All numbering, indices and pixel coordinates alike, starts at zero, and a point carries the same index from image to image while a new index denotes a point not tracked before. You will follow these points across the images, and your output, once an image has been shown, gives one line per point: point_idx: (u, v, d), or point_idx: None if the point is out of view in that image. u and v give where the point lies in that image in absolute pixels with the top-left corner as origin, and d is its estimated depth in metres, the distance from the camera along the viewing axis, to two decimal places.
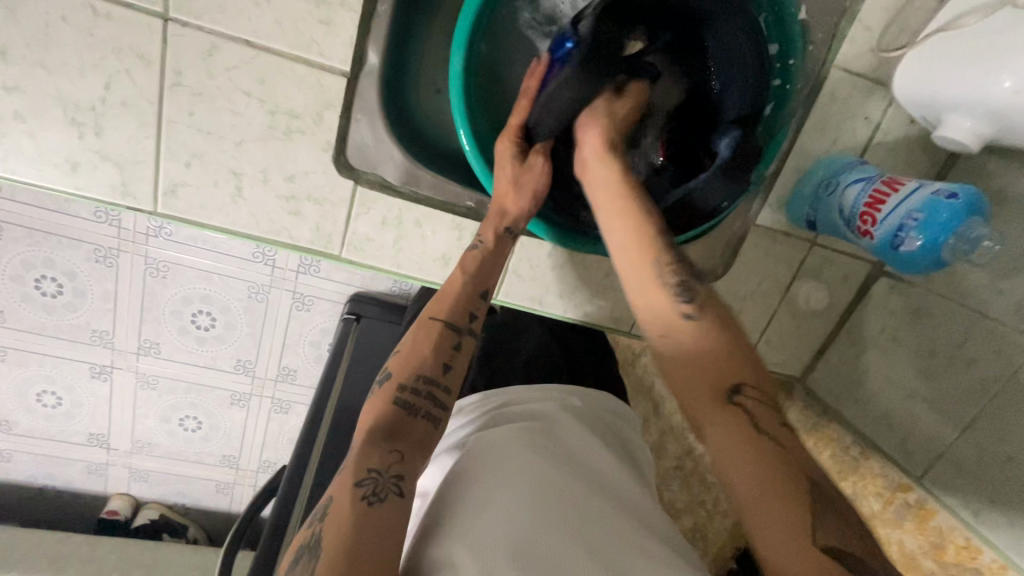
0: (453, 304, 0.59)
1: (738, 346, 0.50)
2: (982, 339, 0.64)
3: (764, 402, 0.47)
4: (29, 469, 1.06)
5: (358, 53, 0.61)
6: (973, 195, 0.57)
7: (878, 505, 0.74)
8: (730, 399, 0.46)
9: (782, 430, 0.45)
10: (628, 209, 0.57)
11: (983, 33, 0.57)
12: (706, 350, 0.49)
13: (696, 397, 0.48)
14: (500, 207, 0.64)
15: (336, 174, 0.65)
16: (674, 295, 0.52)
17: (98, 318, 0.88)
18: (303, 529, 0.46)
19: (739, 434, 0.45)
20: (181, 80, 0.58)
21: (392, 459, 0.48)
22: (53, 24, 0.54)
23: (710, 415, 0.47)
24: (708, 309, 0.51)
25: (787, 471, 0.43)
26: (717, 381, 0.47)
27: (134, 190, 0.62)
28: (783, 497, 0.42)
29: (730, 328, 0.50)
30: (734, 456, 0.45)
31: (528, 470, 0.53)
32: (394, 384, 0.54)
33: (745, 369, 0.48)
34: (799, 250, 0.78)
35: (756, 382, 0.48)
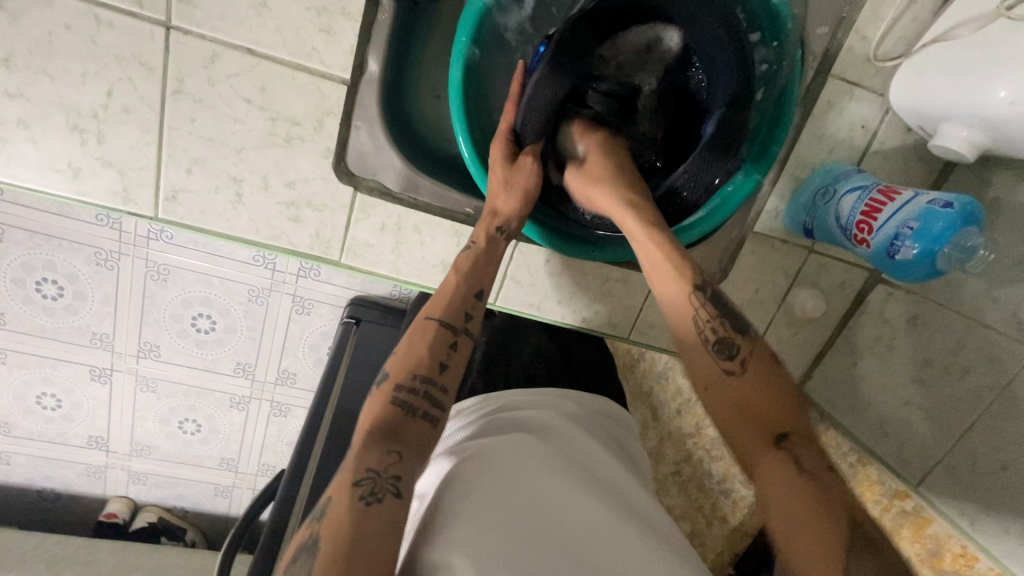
0: (449, 304, 0.60)
1: (787, 398, 0.51)
2: (977, 348, 0.64)
3: (809, 449, 0.48)
4: (28, 471, 1.06)
5: (359, 61, 0.61)
6: (969, 205, 0.57)
7: (876, 512, 0.74)
8: (777, 443, 0.48)
9: (827, 478, 0.47)
10: (665, 253, 0.56)
11: (977, 45, 0.58)
12: (753, 397, 0.50)
13: (745, 443, 0.50)
14: (491, 207, 0.64)
15: (336, 180, 0.65)
16: (714, 351, 0.52)
17: (99, 321, 0.88)
18: (301, 529, 0.46)
19: (789, 481, 0.46)
20: (183, 87, 0.59)
21: (390, 459, 0.48)
22: (57, 32, 0.55)
23: (756, 460, 0.49)
24: (752, 361, 0.52)
25: (834, 521, 0.44)
26: (763, 427, 0.49)
27: (135, 196, 0.62)
28: (825, 536, 0.43)
29: (775, 379, 0.52)
30: (786, 507, 0.45)
31: (529, 477, 0.54)
32: (391, 384, 0.54)
33: (792, 416, 0.50)
34: (796, 257, 0.78)
35: (801, 430, 0.49)
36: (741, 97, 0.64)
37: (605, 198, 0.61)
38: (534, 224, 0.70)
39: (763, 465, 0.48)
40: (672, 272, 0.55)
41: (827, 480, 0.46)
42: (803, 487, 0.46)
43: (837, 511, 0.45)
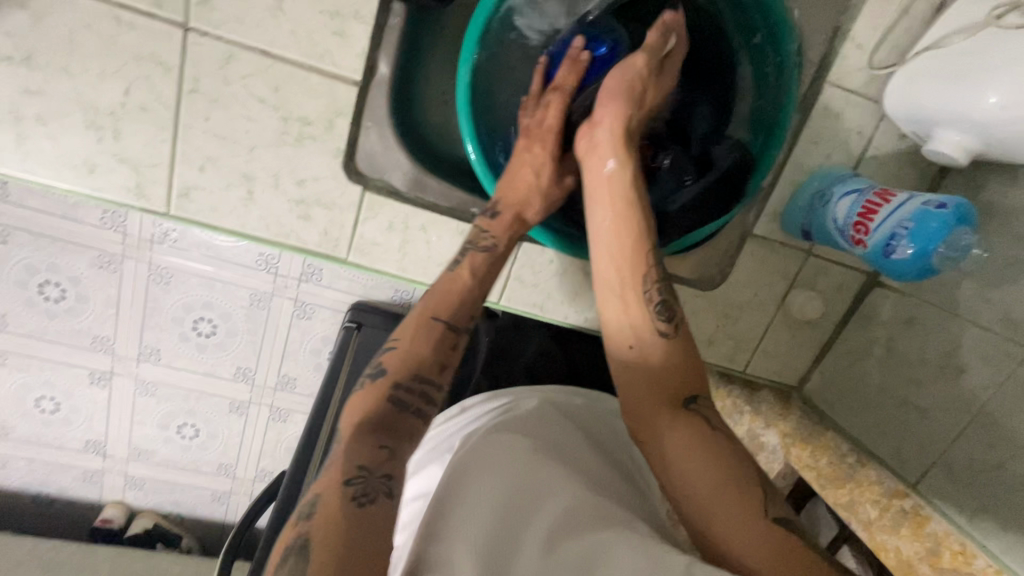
0: (456, 305, 0.60)
1: (692, 368, 0.56)
2: (971, 348, 0.65)
3: (709, 406, 0.56)
4: (25, 475, 1.06)
5: (370, 63, 0.63)
6: (962, 206, 0.59)
7: (874, 512, 0.71)
8: (685, 405, 0.54)
9: (721, 433, 0.54)
10: (634, 211, 0.59)
11: (967, 53, 0.60)
12: (671, 364, 0.55)
13: (653, 412, 0.54)
14: (520, 213, 0.65)
15: (344, 180, 0.67)
16: (655, 313, 0.57)
17: (101, 322, 0.89)
18: (287, 528, 0.46)
19: (697, 442, 0.52)
20: (198, 87, 0.60)
21: (382, 457, 0.49)
22: (77, 33, 0.56)
23: (670, 426, 0.53)
24: (676, 332, 0.57)
25: (741, 475, 0.51)
26: (672, 393, 0.55)
27: (148, 193, 0.64)
28: (741, 490, 0.50)
29: (685, 349, 0.57)
30: (699, 476, 0.51)
31: (494, 463, 0.54)
32: (387, 382, 0.54)
33: (698, 381, 0.56)
34: (794, 259, 0.79)
35: (704, 391, 0.56)
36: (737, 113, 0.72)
37: (609, 125, 0.61)
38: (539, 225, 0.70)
39: (675, 435, 0.53)
40: (637, 230, 0.58)
41: (725, 434, 0.54)
42: (714, 447, 0.52)
43: (742, 461, 0.52)
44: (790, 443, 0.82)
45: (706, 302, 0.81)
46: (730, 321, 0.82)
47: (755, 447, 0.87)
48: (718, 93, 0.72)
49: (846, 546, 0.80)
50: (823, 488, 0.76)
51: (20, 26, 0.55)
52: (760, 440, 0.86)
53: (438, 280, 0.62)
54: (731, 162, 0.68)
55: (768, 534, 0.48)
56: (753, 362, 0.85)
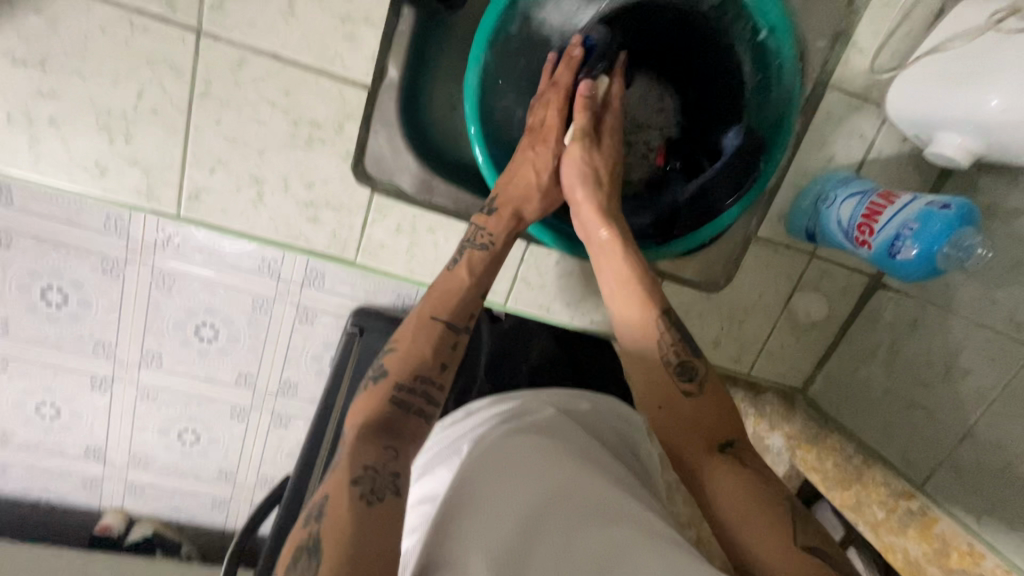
0: (453, 303, 0.61)
1: (726, 408, 0.60)
2: (976, 348, 0.66)
3: (749, 448, 0.58)
4: (25, 482, 1.05)
5: (379, 67, 0.64)
6: (965, 206, 0.60)
7: (882, 513, 0.72)
8: (722, 450, 0.57)
9: (765, 475, 0.56)
10: (630, 284, 0.64)
11: (968, 57, 0.61)
12: (700, 412, 0.59)
13: (690, 451, 0.58)
14: (519, 214, 0.67)
15: (353, 182, 0.67)
16: (676, 375, 0.61)
17: (104, 328, 0.89)
18: (297, 531, 0.46)
19: (735, 480, 0.55)
20: (210, 90, 0.61)
21: (388, 455, 0.49)
22: (91, 36, 0.57)
23: (707, 464, 0.57)
24: (704, 380, 0.60)
25: (785, 515, 0.52)
26: (707, 439, 0.58)
27: (158, 195, 0.64)
28: (776, 516, 0.52)
29: (716, 398, 0.60)
30: (732, 505, 0.53)
31: (523, 464, 0.55)
32: (390, 383, 0.55)
33: (733, 427, 0.59)
34: (798, 261, 0.80)
35: (742, 436, 0.59)
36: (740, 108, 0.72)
37: (587, 203, 0.67)
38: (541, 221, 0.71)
39: (714, 474, 0.55)
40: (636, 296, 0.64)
41: (764, 473, 0.56)
42: (757, 487, 0.54)
43: (783, 503, 0.53)
44: (795, 445, 0.83)
45: (710, 305, 0.81)
46: (735, 324, 0.82)
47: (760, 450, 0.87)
48: (728, 95, 0.72)
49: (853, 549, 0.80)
50: (829, 491, 0.78)
51: (34, 29, 0.56)
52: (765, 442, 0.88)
53: (437, 279, 0.64)
54: (739, 142, 0.71)
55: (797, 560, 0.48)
56: (757, 364, 0.85)
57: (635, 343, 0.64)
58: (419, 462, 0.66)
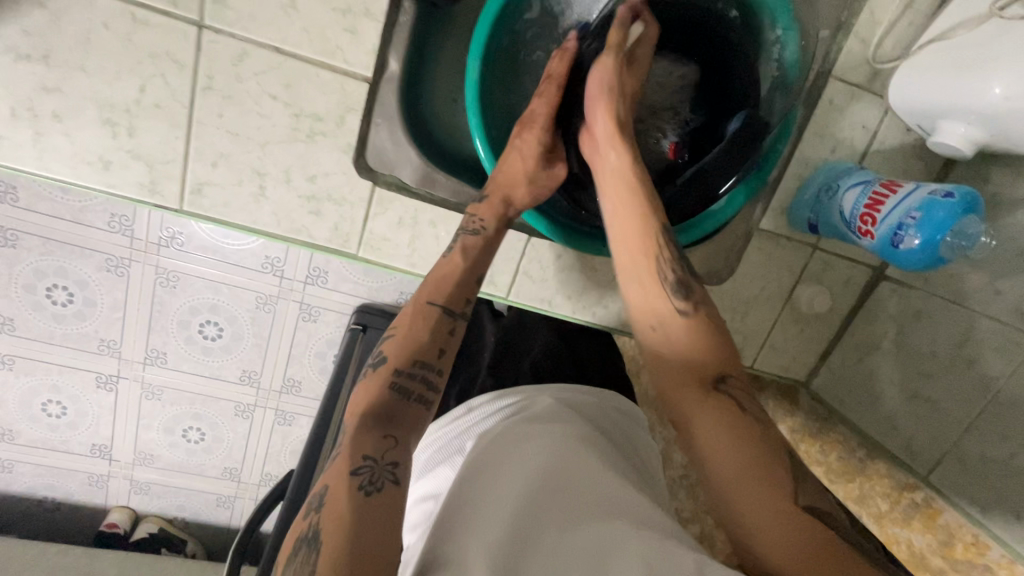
0: (450, 288, 0.60)
1: (721, 342, 0.56)
2: (981, 339, 0.66)
3: (742, 385, 0.55)
4: (30, 480, 1.06)
5: (380, 60, 0.64)
6: (969, 194, 0.60)
7: (886, 505, 0.74)
8: (715, 388, 0.53)
9: (756, 414, 0.53)
10: (631, 199, 0.60)
11: (972, 44, 0.61)
12: (694, 337, 0.56)
13: (683, 390, 0.55)
14: (507, 198, 0.65)
15: (355, 175, 0.67)
16: (671, 290, 0.57)
17: (107, 327, 0.90)
18: (299, 519, 0.47)
19: (723, 422, 0.52)
20: (212, 84, 0.61)
21: (387, 445, 0.49)
22: (94, 31, 0.57)
23: (697, 402, 0.54)
24: (703, 306, 0.57)
25: (770, 462, 0.51)
26: (702, 374, 0.54)
27: (161, 189, 0.64)
28: (763, 463, 0.51)
29: (712, 331, 0.56)
30: (724, 451, 0.51)
31: (515, 464, 0.55)
32: (389, 368, 0.54)
33: (728, 361, 0.55)
34: (801, 253, 0.80)
35: (738, 373, 0.55)
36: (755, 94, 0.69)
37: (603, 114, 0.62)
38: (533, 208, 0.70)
39: (704, 413, 0.53)
40: (638, 213, 0.59)
41: (757, 415, 0.53)
42: (747, 433, 0.52)
43: (772, 446, 0.52)
44: (798, 438, 0.87)
45: (713, 297, 0.81)
46: (738, 316, 0.82)
47: None
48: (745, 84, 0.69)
49: None
50: (833, 483, 0.81)
51: (38, 25, 0.56)
52: None
53: (434, 266, 0.63)
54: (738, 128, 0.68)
55: (791, 520, 0.48)
56: (760, 357, 0.84)
57: (623, 247, 0.60)
58: (420, 459, 0.66)
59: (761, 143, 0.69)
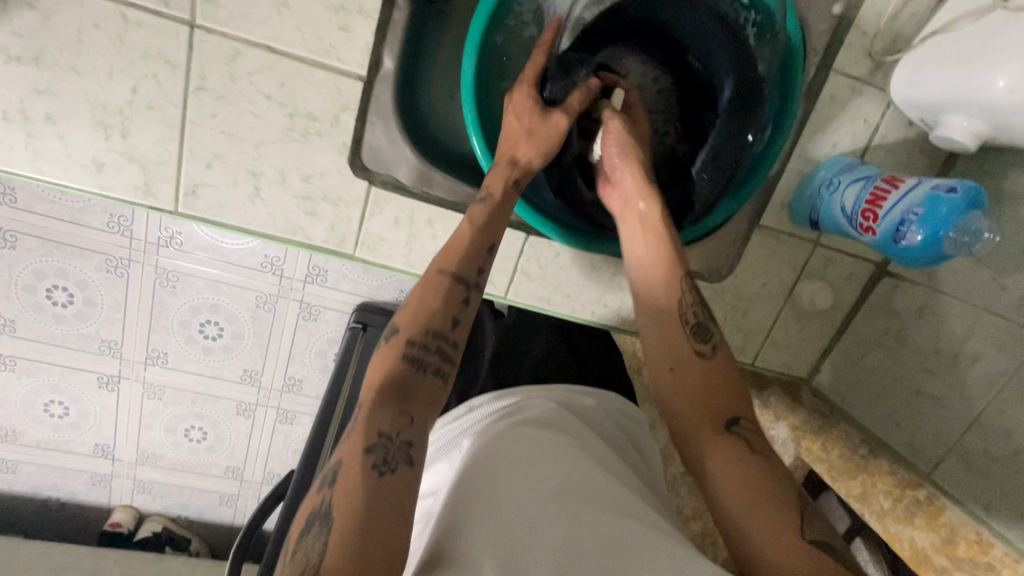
0: (462, 256, 0.59)
1: (735, 384, 0.58)
2: (984, 335, 0.65)
3: (755, 428, 0.56)
4: (35, 480, 1.06)
5: (375, 58, 0.63)
6: (972, 190, 0.58)
7: (888, 503, 0.73)
8: (729, 428, 0.55)
9: (769, 458, 0.54)
10: (658, 248, 0.63)
11: (975, 37, 0.59)
12: (709, 375, 0.58)
13: (696, 428, 0.56)
14: (511, 157, 0.64)
15: (351, 175, 0.67)
16: (691, 334, 0.59)
17: (109, 327, 0.89)
18: (313, 494, 0.47)
19: (737, 462, 0.53)
20: (205, 84, 0.60)
21: (402, 423, 0.49)
22: (85, 31, 0.57)
23: (710, 439, 0.55)
24: (720, 348, 0.59)
25: (784, 505, 0.51)
26: (717, 414, 0.56)
27: (155, 190, 0.64)
28: (778, 504, 0.51)
29: (728, 374, 0.58)
30: (736, 487, 0.52)
31: (524, 464, 0.54)
32: (403, 338, 0.53)
33: (741, 405, 0.57)
34: (802, 249, 0.79)
35: (751, 416, 0.57)
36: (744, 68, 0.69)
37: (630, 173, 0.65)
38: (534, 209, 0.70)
39: (719, 451, 0.54)
40: (663, 262, 0.62)
41: (768, 456, 0.54)
42: (760, 473, 0.52)
43: (783, 489, 0.52)
44: (800, 435, 0.85)
45: (713, 295, 0.80)
46: (739, 313, 0.81)
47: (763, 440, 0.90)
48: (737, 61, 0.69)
49: (858, 539, 0.80)
50: (835, 480, 0.80)
51: (28, 25, 0.56)
52: (771, 432, 0.90)
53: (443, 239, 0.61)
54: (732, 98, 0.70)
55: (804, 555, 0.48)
56: (761, 354, 0.84)
57: (648, 292, 0.63)
58: None
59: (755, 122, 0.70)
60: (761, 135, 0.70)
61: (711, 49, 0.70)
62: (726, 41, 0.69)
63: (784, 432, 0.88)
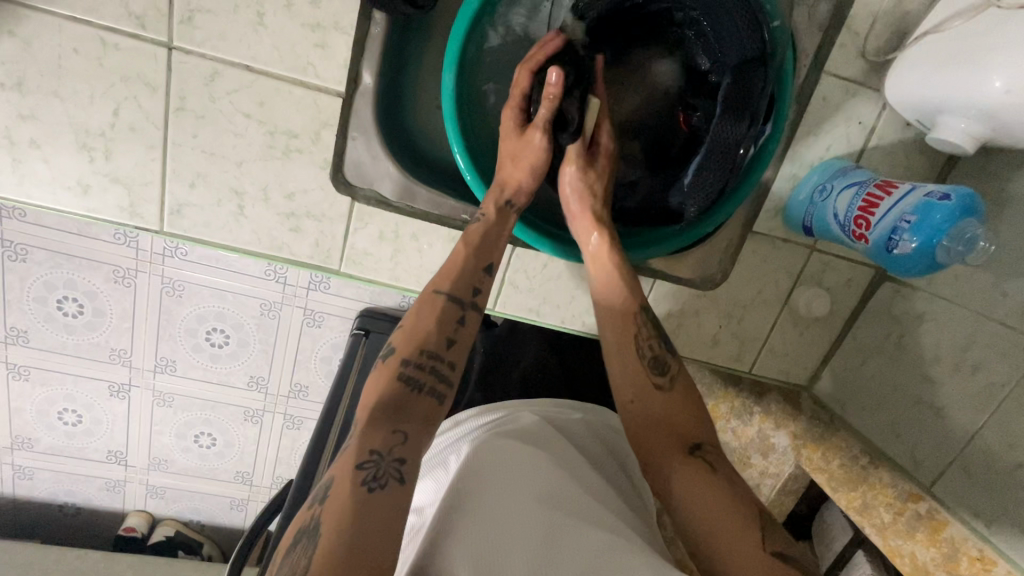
0: (458, 277, 0.59)
1: (696, 410, 0.59)
2: (986, 344, 0.63)
3: (717, 450, 0.56)
4: (51, 486, 1.09)
5: (353, 74, 0.63)
6: (966, 196, 0.56)
7: (889, 515, 0.70)
8: (692, 451, 0.55)
9: (729, 477, 0.54)
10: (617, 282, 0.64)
11: (969, 35, 0.57)
12: (670, 409, 0.58)
13: (660, 452, 0.56)
14: (501, 180, 0.65)
15: (334, 191, 0.67)
16: (648, 365, 0.61)
17: (117, 337, 0.91)
18: (303, 512, 0.46)
19: (700, 480, 0.53)
20: (185, 105, 0.61)
21: (395, 440, 0.48)
22: (65, 56, 0.57)
23: (675, 463, 0.54)
24: (679, 377, 0.61)
25: (746, 518, 0.51)
26: (681, 438, 0.56)
27: (142, 211, 0.65)
28: (741, 518, 0.50)
29: (687, 401, 0.59)
30: (704, 509, 0.51)
31: (511, 467, 0.55)
32: (397, 359, 0.53)
33: (703, 429, 0.58)
34: (798, 255, 0.77)
35: (712, 438, 0.57)
36: (755, 58, 0.62)
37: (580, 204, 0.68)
38: (531, 230, 0.69)
39: (682, 472, 0.54)
40: (620, 293, 0.64)
41: (731, 477, 0.54)
42: (725, 490, 0.52)
43: (748, 505, 0.52)
44: (801, 444, 0.81)
45: (707, 302, 0.79)
46: (734, 321, 0.80)
47: (764, 448, 0.85)
48: (746, 54, 0.63)
49: (860, 550, 0.78)
50: (835, 492, 0.76)
51: (10, 53, 0.56)
52: (771, 441, 0.84)
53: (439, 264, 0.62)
54: (727, 93, 0.64)
55: (771, 570, 0.47)
56: (759, 361, 0.82)
57: (608, 323, 0.64)
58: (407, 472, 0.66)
59: (745, 110, 0.63)
60: (751, 142, 0.65)
61: (727, 36, 0.63)
62: (741, 25, 0.61)
63: (784, 441, 0.83)
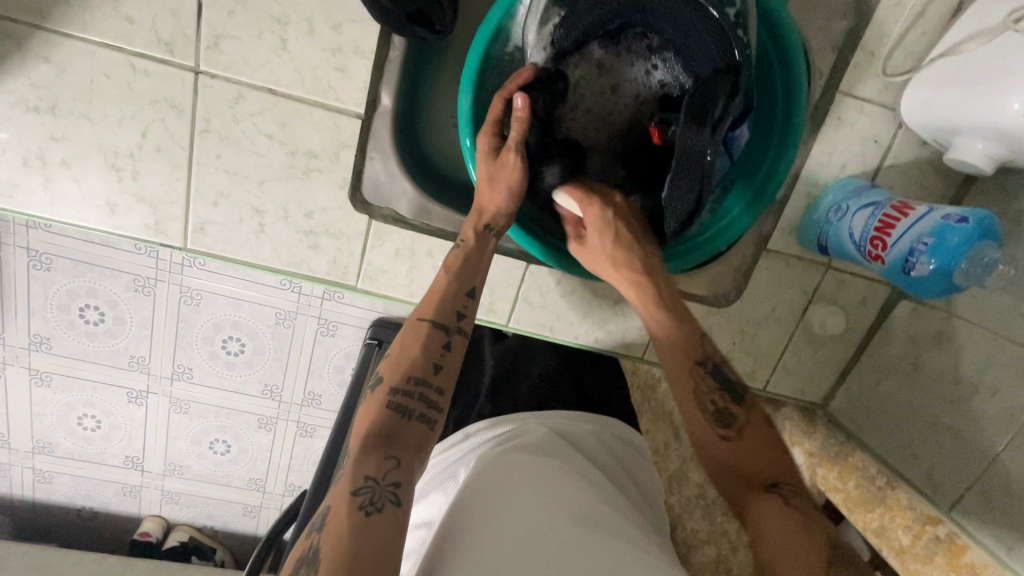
0: (440, 304, 0.59)
1: (776, 448, 0.54)
2: (1007, 365, 0.62)
3: (800, 492, 0.52)
4: (70, 490, 1.11)
5: (372, 96, 0.64)
6: (985, 219, 0.56)
7: (907, 539, 0.70)
8: (767, 488, 0.52)
9: (815, 522, 0.49)
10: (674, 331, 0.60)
11: (984, 57, 0.57)
12: (743, 445, 0.54)
13: (739, 488, 0.53)
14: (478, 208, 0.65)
15: (351, 210, 0.68)
16: (714, 419, 0.55)
17: (137, 344, 0.93)
18: (304, 539, 0.47)
19: (781, 523, 0.49)
20: (209, 126, 0.62)
21: (387, 466, 0.49)
22: (97, 80, 0.59)
23: (751, 502, 0.51)
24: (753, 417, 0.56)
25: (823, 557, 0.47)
26: (752, 479, 0.52)
27: (166, 228, 0.66)
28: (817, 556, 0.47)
29: (765, 438, 0.55)
30: (779, 546, 0.48)
31: (527, 484, 0.55)
32: (386, 388, 0.54)
33: (785, 468, 0.53)
34: (813, 272, 0.76)
35: (795, 478, 0.53)
36: (730, 66, 0.59)
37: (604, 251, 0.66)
38: (524, 231, 0.70)
39: (764, 514, 0.50)
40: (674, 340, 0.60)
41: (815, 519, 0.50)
42: (805, 530, 0.48)
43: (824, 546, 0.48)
44: (817, 463, 0.83)
45: (721, 318, 0.79)
46: (748, 337, 0.79)
47: None
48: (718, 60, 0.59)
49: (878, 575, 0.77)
50: (851, 511, 0.77)
51: (44, 77, 0.59)
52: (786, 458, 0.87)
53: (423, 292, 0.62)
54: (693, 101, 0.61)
55: None
56: (773, 380, 0.82)
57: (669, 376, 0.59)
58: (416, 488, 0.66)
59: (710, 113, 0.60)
60: (716, 147, 0.61)
61: (694, 46, 0.61)
62: (706, 34, 0.59)
63: (800, 458, 0.85)
